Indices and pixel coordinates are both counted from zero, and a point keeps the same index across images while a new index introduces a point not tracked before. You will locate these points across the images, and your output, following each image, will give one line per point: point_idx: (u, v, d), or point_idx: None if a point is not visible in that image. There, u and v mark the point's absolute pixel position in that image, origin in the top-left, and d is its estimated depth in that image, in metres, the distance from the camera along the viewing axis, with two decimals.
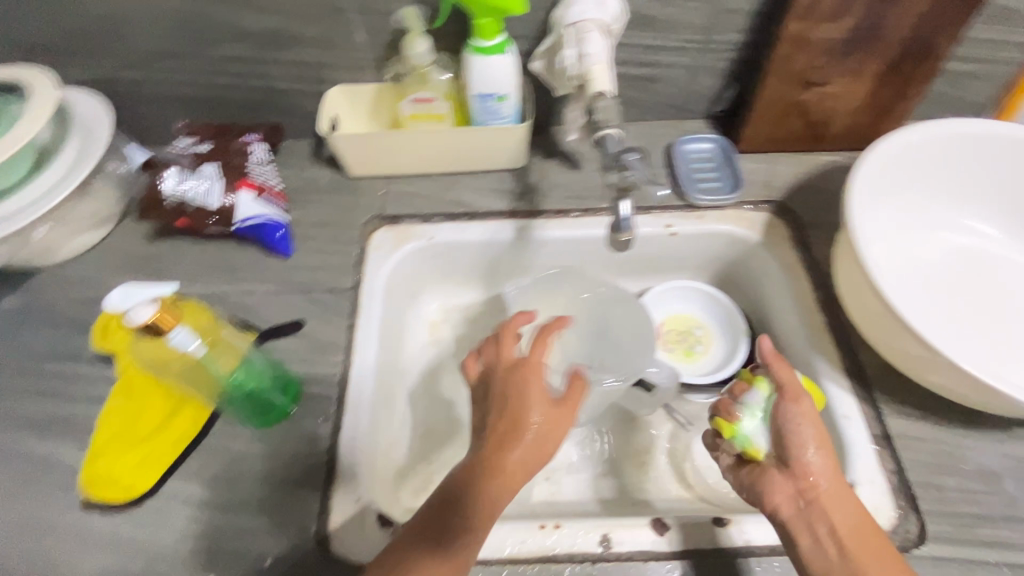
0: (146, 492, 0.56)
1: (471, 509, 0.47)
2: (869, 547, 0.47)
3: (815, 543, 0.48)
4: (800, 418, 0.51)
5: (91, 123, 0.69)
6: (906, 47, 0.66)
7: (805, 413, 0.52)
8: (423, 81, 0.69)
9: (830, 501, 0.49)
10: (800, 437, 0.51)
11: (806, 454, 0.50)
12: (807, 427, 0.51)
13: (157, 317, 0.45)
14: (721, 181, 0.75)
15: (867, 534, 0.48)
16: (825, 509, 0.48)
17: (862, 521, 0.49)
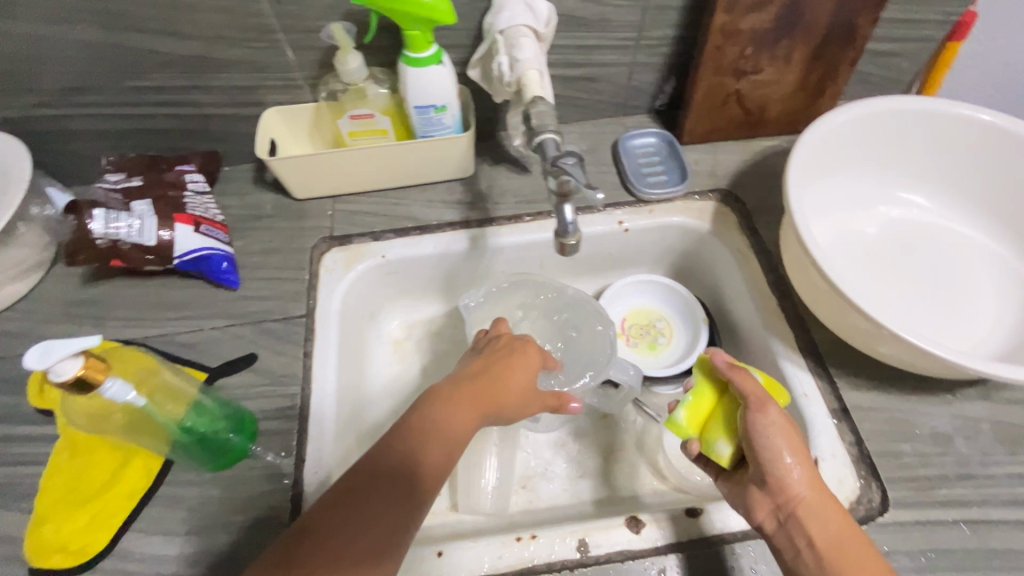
0: (98, 553, 0.53)
1: (394, 476, 0.46)
2: (850, 556, 0.46)
3: (796, 557, 0.47)
4: (769, 431, 0.49)
5: (7, 167, 0.65)
6: (828, 31, 0.68)
7: (776, 425, 0.49)
8: (360, 97, 0.68)
9: (807, 513, 0.48)
10: (770, 452, 0.49)
11: (780, 469, 0.48)
12: (779, 439, 0.48)
13: (82, 371, 0.42)
14: (669, 174, 0.75)
15: (847, 543, 0.47)
16: (802, 524, 0.47)
17: (844, 527, 0.47)
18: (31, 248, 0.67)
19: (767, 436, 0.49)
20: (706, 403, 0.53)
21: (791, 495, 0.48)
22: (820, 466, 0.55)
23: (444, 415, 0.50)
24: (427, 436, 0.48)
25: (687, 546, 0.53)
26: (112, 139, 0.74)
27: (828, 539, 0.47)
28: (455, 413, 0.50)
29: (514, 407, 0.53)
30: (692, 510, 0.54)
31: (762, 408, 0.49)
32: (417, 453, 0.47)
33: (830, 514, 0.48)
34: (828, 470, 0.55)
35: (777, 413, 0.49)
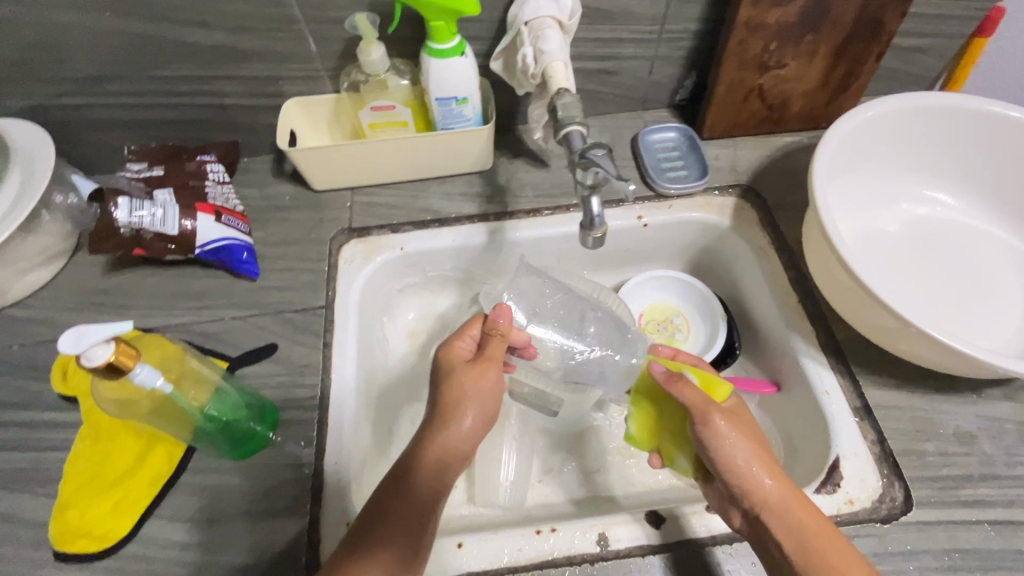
0: (122, 539, 0.53)
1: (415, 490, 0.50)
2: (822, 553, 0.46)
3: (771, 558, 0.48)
4: (717, 439, 0.51)
5: (30, 155, 0.66)
6: (855, 25, 0.67)
7: (723, 433, 0.51)
8: (382, 88, 0.68)
9: (771, 517, 0.48)
10: (725, 459, 0.51)
11: (736, 476, 0.50)
12: (725, 444, 0.51)
13: (114, 357, 0.42)
14: (689, 169, 0.75)
15: (819, 544, 0.47)
16: (771, 528, 0.48)
17: (815, 527, 0.48)
18: (54, 236, 0.68)
19: (719, 444, 0.51)
20: (650, 419, 0.57)
21: (755, 500, 0.49)
22: (842, 464, 0.55)
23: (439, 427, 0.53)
24: (435, 447, 0.52)
25: (673, 548, 0.52)
26: (133, 129, 0.75)
27: (799, 542, 0.47)
28: (449, 427, 0.53)
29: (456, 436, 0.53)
30: (711, 506, 0.54)
31: (707, 418, 0.52)
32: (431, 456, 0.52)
33: (800, 516, 0.48)
34: (850, 467, 0.55)
35: (721, 422, 0.51)
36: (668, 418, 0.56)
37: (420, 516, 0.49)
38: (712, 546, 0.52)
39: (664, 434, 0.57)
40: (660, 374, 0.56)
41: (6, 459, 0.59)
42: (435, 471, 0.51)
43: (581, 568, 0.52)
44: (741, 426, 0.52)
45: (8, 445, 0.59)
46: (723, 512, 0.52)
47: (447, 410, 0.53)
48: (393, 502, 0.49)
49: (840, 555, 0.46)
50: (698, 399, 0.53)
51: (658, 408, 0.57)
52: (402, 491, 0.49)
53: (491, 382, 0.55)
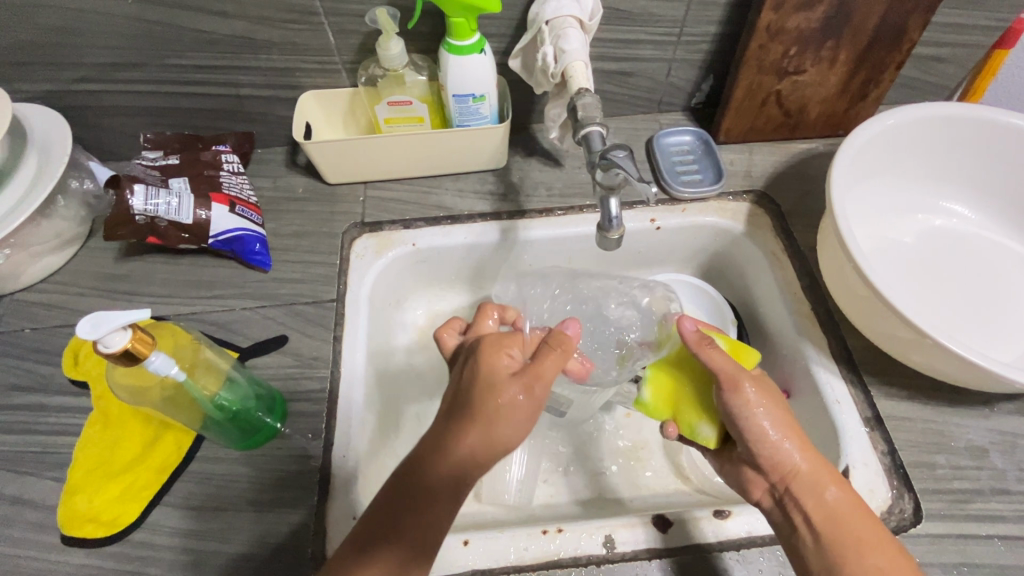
0: (129, 525, 0.53)
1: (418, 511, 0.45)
2: (850, 526, 0.47)
3: (794, 531, 0.49)
4: (747, 411, 0.50)
5: (48, 140, 0.66)
6: (876, 33, 0.66)
7: (754, 405, 0.50)
8: (398, 83, 0.67)
9: (800, 488, 0.49)
10: (755, 430, 0.50)
11: (766, 447, 0.50)
12: (756, 414, 0.50)
13: (130, 343, 0.43)
14: (703, 172, 0.75)
15: (846, 517, 0.47)
16: (798, 500, 0.49)
17: (841, 500, 0.48)
18: (68, 221, 0.68)
19: (749, 416, 0.50)
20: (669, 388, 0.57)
21: (783, 471, 0.50)
22: (852, 474, 0.55)
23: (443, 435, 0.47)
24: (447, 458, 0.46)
25: (678, 552, 0.52)
26: (149, 117, 0.75)
27: (827, 515, 0.48)
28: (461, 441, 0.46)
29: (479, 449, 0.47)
30: (719, 511, 0.54)
31: (735, 389, 0.51)
32: (441, 467, 0.46)
33: (826, 489, 0.48)
34: (859, 477, 0.54)
35: (751, 390, 0.50)
36: (693, 385, 0.56)
37: (429, 528, 0.45)
38: (719, 551, 0.52)
39: (684, 402, 0.56)
40: (690, 334, 0.54)
41: (16, 442, 0.59)
42: (448, 483, 0.46)
43: (586, 570, 0.52)
44: (773, 396, 0.52)
45: (18, 427, 0.60)
46: (747, 483, 0.53)
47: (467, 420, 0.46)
48: (403, 510, 0.46)
49: (868, 529, 0.47)
50: (728, 364, 0.52)
51: (681, 374, 0.57)
52: (406, 500, 0.46)
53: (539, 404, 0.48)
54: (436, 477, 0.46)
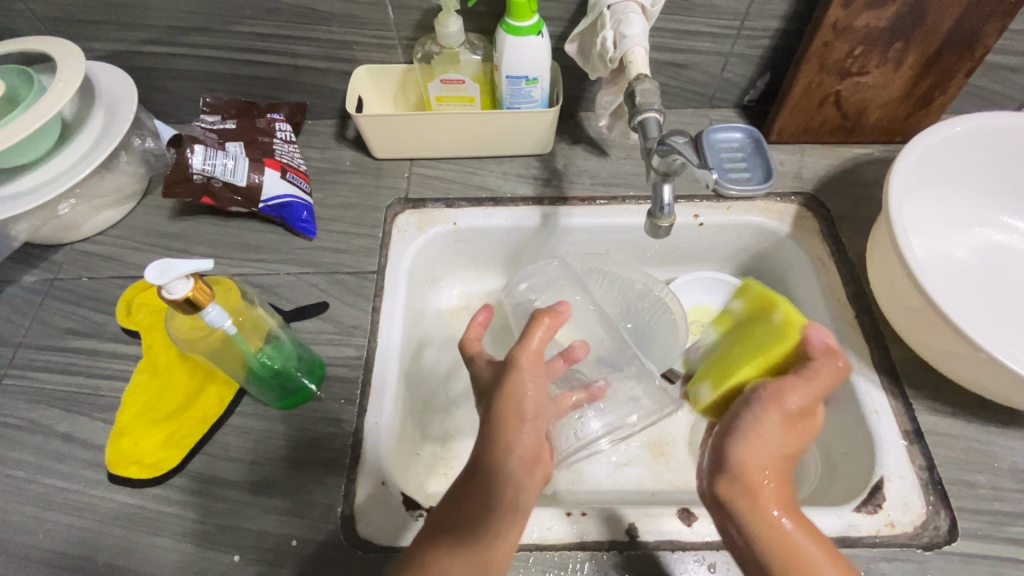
0: (169, 472, 0.56)
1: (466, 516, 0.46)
2: (805, 561, 0.45)
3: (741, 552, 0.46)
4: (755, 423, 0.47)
5: (114, 97, 0.69)
6: (948, 37, 0.64)
7: (765, 422, 0.47)
8: (453, 61, 0.68)
9: (756, 512, 0.46)
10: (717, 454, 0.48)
11: (750, 469, 0.47)
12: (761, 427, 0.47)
13: (192, 292, 0.44)
14: (750, 171, 0.53)
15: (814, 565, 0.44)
16: (749, 521, 0.46)
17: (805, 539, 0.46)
18: (128, 177, 0.71)
19: (748, 437, 0.47)
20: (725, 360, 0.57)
21: (748, 489, 0.46)
22: (886, 486, 0.54)
23: (510, 432, 0.47)
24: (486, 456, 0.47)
25: (638, 548, 0.51)
26: (207, 82, 0.77)
27: (781, 545, 0.45)
28: (521, 444, 0.47)
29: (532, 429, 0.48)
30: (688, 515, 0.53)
31: (769, 403, 0.48)
32: (504, 481, 0.46)
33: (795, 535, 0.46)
34: (893, 490, 0.53)
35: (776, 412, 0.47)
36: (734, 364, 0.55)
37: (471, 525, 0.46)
38: (670, 551, 0.51)
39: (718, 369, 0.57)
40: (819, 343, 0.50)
41: (70, 383, 0.62)
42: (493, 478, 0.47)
43: (607, 556, 0.51)
44: (789, 425, 0.48)
45: (72, 369, 0.63)
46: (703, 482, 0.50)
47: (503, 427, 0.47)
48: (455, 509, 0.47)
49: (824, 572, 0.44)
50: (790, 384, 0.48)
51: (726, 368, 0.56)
52: (467, 494, 0.47)
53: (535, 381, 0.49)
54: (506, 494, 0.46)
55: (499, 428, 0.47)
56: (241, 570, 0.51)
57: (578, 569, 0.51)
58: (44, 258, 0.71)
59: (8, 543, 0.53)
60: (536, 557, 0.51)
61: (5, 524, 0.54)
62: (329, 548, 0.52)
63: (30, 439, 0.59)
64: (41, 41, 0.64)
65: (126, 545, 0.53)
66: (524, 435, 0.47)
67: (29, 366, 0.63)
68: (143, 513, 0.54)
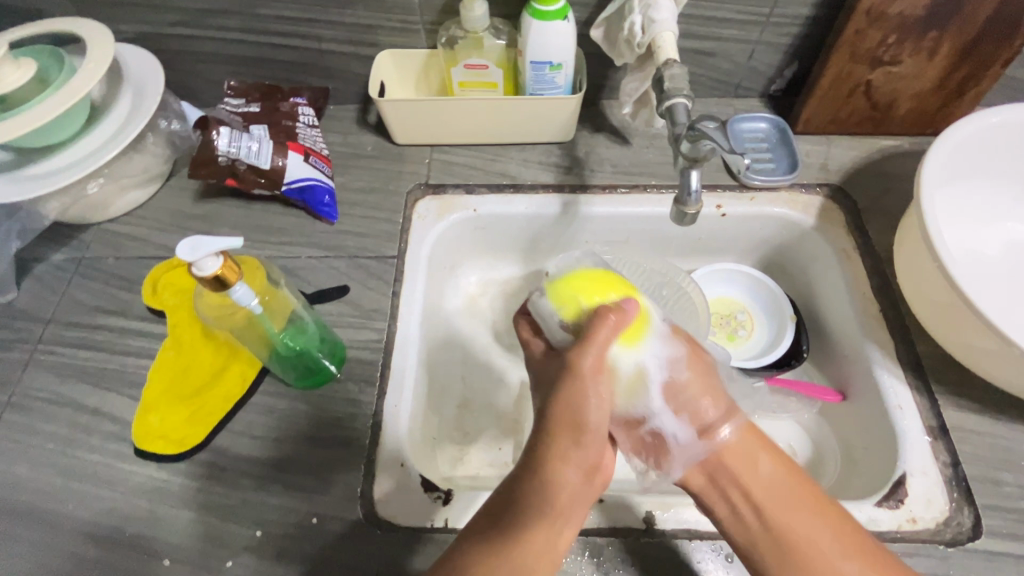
0: (193, 448, 0.57)
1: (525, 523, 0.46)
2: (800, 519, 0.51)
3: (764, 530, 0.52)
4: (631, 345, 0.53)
5: (141, 78, 0.69)
6: (987, 25, 0.62)
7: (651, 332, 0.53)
8: (477, 46, 0.68)
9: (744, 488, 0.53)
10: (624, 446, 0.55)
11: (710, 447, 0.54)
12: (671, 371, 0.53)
13: (221, 269, 0.45)
14: (774, 162, 0.53)
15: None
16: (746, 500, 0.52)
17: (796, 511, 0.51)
18: (154, 158, 0.71)
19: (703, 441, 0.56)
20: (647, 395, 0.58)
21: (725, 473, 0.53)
22: (909, 481, 0.53)
23: (566, 442, 0.47)
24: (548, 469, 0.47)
25: (647, 536, 0.51)
26: (232, 65, 0.77)
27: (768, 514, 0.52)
28: (572, 444, 0.47)
29: (595, 434, 0.48)
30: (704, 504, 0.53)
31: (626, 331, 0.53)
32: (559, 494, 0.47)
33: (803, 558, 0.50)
34: (916, 486, 0.53)
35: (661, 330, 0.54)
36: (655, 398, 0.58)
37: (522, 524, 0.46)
38: (686, 539, 0.51)
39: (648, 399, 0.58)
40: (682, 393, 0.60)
41: (98, 359, 0.63)
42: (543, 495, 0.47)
43: (625, 542, 0.51)
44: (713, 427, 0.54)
45: (100, 345, 0.64)
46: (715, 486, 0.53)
47: (560, 435, 0.48)
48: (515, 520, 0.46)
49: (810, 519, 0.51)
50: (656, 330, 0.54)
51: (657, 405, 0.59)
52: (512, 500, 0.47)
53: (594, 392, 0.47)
54: (557, 503, 0.47)
55: (560, 429, 0.48)
56: (263, 545, 0.52)
57: (595, 555, 0.51)
58: (73, 237, 0.72)
59: (40, 511, 0.55)
60: None
61: (36, 493, 0.56)
62: (349, 527, 0.53)
63: (60, 412, 0.60)
64: (72, 22, 0.65)
65: (152, 518, 0.54)
66: (581, 432, 0.47)
67: (59, 341, 0.65)
68: (169, 487, 0.56)
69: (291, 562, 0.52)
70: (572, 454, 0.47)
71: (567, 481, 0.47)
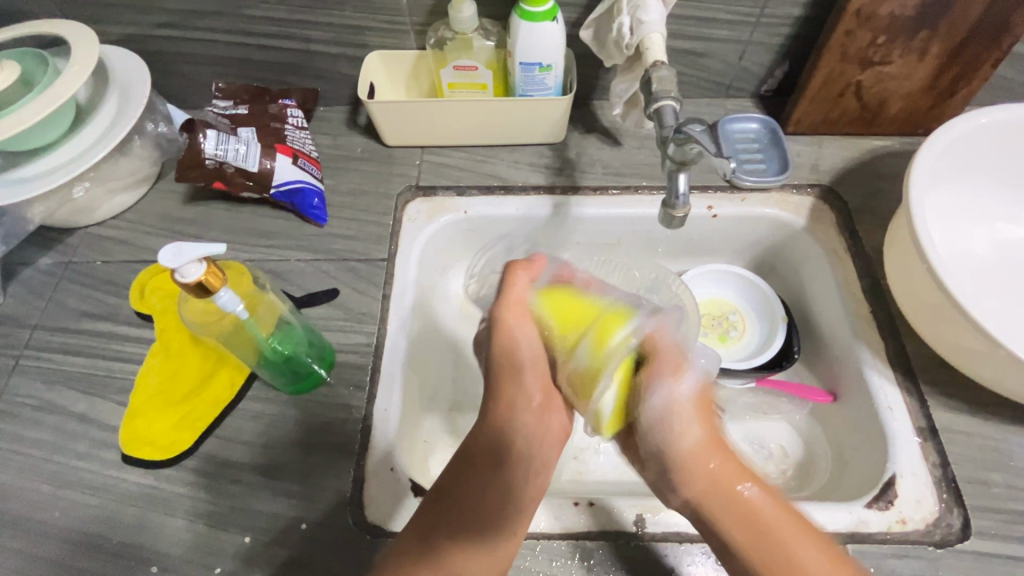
0: (181, 454, 0.56)
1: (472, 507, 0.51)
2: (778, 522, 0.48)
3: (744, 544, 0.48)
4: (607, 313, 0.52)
5: (127, 80, 0.69)
6: (976, 26, 0.62)
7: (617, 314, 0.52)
8: (466, 48, 0.67)
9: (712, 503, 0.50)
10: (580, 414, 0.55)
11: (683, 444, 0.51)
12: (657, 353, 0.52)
13: (205, 276, 0.45)
14: (766, 162, 0.51)
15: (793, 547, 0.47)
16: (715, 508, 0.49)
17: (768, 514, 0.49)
18: (141, 161, 0.71)
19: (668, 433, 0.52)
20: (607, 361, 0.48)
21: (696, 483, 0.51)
22: (898, 482, 0.53)
23: (511, 387, 0.55)
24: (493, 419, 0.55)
25: (636, 540, 0.51)
26: (220, 67, 0.77)
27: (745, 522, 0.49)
28: (519, 392, 0.55)
29: (535, 377, 0.55)
30: None
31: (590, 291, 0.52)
32: (514, 440, 0.55)
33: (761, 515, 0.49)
34: (905, 487, 0.53)
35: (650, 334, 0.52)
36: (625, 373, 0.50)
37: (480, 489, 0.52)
38: (675, 542, 0.51)
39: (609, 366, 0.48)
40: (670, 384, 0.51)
41: (85, 364, 0.63)
42: (498, 444, 0.54)
43: (615, 546, 0.51)
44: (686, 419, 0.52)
45: (87, 351, 0.63)
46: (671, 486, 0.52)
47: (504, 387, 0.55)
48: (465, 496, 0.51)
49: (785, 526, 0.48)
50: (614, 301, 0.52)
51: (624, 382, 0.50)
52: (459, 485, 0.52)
53: (528, 335, 0.53)
54: (518, 470, 0.53)
55: (508, 388, 0.55)
56: (251, 552, 0.52)
57: (585, 558, 0.51)
58: (59, 241, 0.71)
59: (26, 519, 0.55)
60: (544, 546, 0.51)
61: (22, 501, 0.55)
62: (338, 532, 0.53)
63: (47, 419, 0.60)
64: (57, 24, 0.64)
65: (140, 525, 0.54)
66: (527, 380, 0.55)
67: (46, 347, 0.64)
68: (156, 493, 0.55)
69: (279, 568, 0.51)
70: (517, 398, 0.55)
71: (525, 417, 0.55)
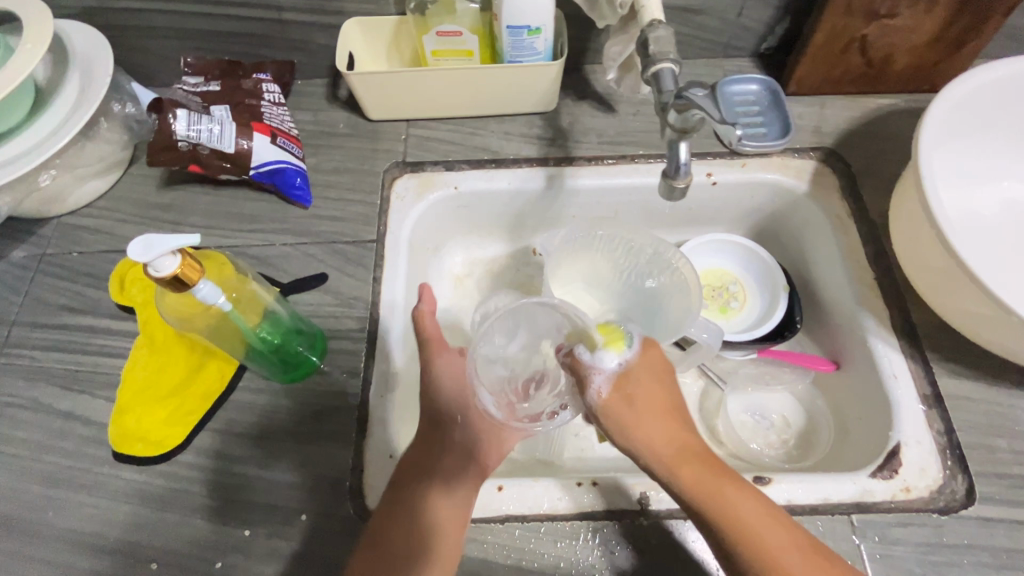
0: (173, 450, 0.55)
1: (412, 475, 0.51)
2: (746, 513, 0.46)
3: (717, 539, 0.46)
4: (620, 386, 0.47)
5: (89, 58, 0.64)
6: None
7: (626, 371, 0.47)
8: (448, 11, 0.63)
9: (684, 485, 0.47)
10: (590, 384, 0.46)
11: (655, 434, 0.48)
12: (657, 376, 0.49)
13: (180, 269, 0.43)
14: (767, 125, 0.47)
15: (733, 501, 0.46)
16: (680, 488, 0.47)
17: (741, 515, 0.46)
18: (111, 145, 0.67)
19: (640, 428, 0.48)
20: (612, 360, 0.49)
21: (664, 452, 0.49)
22: (903, 451, 0.53)
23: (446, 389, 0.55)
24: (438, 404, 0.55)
25: (643, 517, 0.51)
26: (189, 40, 0.72)
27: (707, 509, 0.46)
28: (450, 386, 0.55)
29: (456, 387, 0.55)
30: None
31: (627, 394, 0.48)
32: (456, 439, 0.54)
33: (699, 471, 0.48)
34: (910, 455, 0.52)
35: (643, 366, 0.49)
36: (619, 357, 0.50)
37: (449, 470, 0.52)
38: (681, 519, 0.51)
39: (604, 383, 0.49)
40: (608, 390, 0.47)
41: (68, 360, 0.60)
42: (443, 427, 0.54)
43: (620, 525, 0.51)
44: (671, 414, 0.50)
45: (69, 347, 0.61)
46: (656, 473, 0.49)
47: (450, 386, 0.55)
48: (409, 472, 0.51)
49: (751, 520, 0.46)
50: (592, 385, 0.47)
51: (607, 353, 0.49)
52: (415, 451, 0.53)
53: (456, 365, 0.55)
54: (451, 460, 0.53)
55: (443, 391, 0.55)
56: (252, 545, 0.51)
57: (590, 538, 0.50)
58: (31, 231, 0.68)
59: (22, 520, 0.53)
60: (548, 527, 0.51)
61: (15, 502, 0.54)
62: (339, 522, 0.52)
63: (33, 418, 0.58)
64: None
65: (136, 521, 0.53)
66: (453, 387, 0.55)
67: (27, 343, 0.62)
68: (151, 489, 0.54)
69: (282, 560, 0.51)
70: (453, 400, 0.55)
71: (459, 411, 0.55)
